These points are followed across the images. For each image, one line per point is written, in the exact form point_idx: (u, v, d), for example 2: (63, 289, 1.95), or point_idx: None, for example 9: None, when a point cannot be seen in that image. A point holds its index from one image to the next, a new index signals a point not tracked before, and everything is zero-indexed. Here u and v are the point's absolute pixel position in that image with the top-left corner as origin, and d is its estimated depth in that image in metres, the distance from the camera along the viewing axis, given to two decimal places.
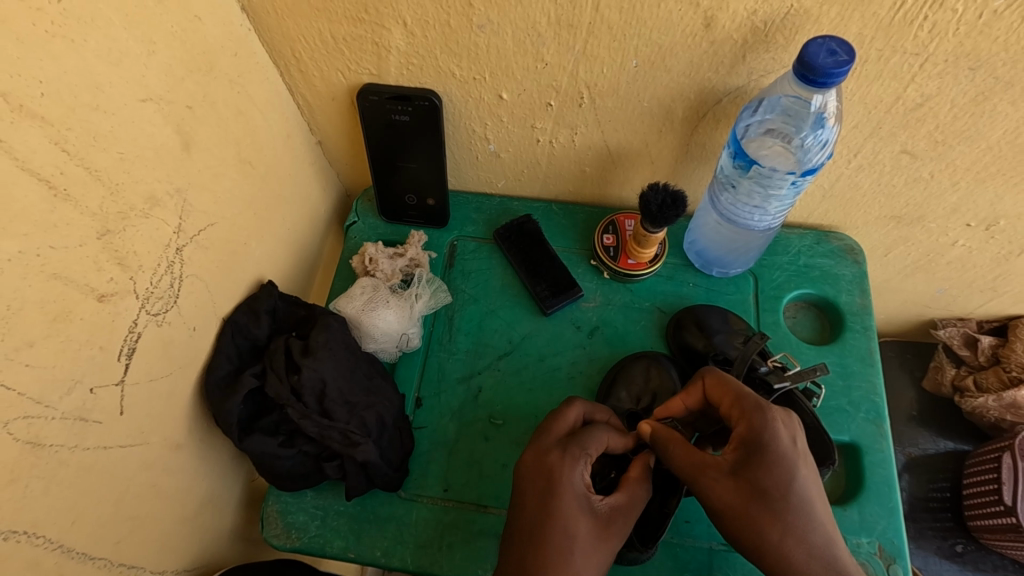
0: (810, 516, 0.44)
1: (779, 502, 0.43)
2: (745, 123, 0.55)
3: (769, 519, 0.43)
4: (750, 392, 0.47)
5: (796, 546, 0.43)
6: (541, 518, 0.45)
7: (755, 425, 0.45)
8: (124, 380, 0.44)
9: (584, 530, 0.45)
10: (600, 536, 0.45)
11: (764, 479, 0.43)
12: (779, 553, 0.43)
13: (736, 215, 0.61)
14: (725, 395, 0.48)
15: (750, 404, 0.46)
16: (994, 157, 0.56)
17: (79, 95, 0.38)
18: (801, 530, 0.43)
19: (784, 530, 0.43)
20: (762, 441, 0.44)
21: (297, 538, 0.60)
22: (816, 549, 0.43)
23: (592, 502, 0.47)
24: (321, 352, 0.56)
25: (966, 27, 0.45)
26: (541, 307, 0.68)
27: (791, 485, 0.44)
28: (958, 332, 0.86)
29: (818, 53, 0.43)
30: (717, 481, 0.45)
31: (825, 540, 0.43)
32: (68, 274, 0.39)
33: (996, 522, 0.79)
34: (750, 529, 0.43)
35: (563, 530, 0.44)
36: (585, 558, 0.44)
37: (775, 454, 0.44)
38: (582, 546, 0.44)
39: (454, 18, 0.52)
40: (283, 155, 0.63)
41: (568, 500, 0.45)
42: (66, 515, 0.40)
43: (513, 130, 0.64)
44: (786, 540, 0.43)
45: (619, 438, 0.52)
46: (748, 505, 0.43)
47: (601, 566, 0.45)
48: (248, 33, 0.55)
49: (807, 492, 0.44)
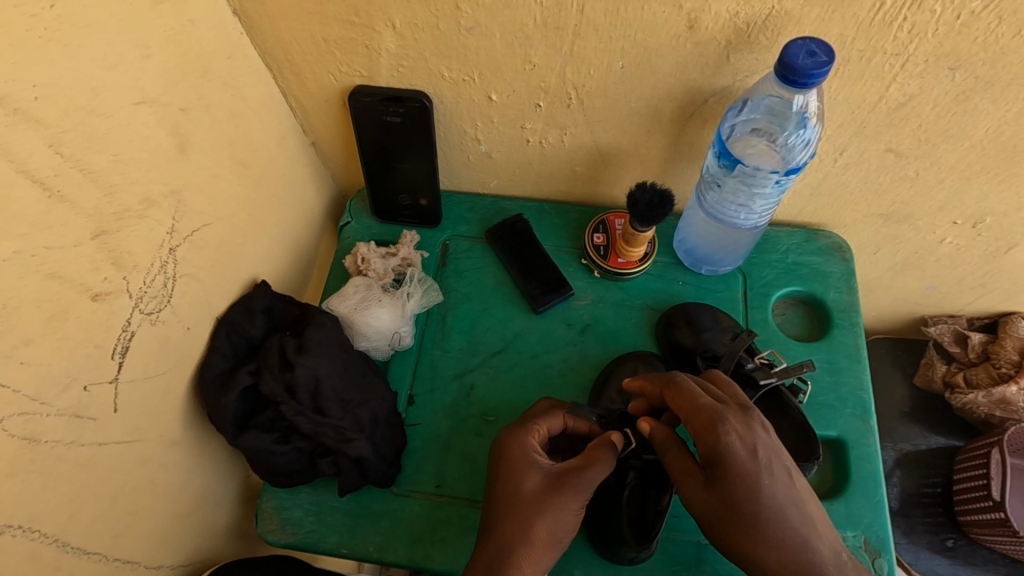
0: (780, 524, 0.44)
1: (750, 515, 0.44)
2: (730, 123, 0.56)
3: (742, 530, 0.44)
4: (706, 403, 0.46)
5: (772, 553, 0.44)
6: (493, 481, 0.51)
7: (712, 440, 0.45)
8: (118, 378, 0.45)
9: (532, 485, 0.50)
10: (550, 491, 0.49)
11: (731, 492, 0.44)
12: (757, 558, 0.45)
13: (723, 214, 0.62)
14: (685, 403, 0.48)
15: (704, 418, 0.46)
16: (978, 156, 0.57)
17: (74, 99, 0.39)
18: (778, 539, 0.44)
19: (758, 539, 0.44)
20: (722, 455, 0.45)
21: (292, 533, 0.60)
22: (791, 551, 0.44)
23: (544, 464, 0.51)
24: (315, 350, 0.56)
25: (945, 27, 0.46)
26: (533, 305, 0.69)
27: (761, 495, 0.44)
28: (949, 329, 0.87)
29: (797, 55, 0.44)
30: (695, 490, 0.47)
31: (804, 546, 0.44)
32: (64, 274, 0.40)
33: (986, 517, 0.80)
34: (728, 536, 0.45)
35: (509, 486, 0.50)
36: (532, 511, 0.48)
37: (737, 468, 0.44)
38: (529, 500, 0.49)
39: (444, 21, 0.53)
40: (278, 156, 0.64)
41: (513, 459, 0.51)
42: (62, 510, 0.41)
43: (504, 130, 0.65)
44: (761, 547, 0.44)
45: (583, 418, 0.56)
46: (723, 515, 0.45)
47: (554, 519, 0.48)
48: (241, 37, 0.55)
49: (775, 500, 0.44)
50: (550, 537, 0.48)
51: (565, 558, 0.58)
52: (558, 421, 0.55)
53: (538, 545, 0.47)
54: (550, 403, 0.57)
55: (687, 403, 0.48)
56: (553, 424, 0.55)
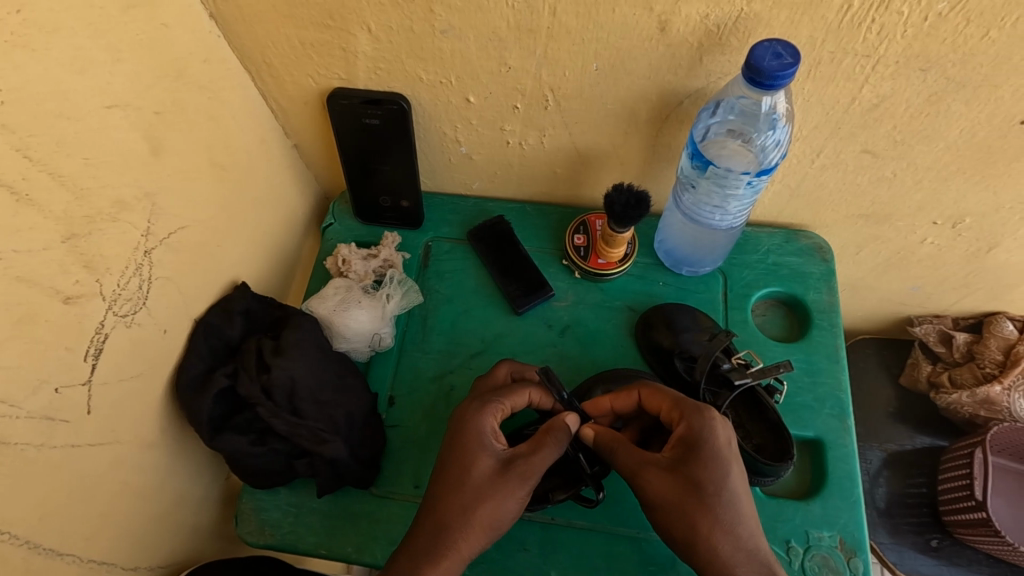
0: (739, 509, 0.47)
1: (713, 497, 0.47)
2: (704, 125, 0.57)
3: (701, 510, 0.47)
4: (682, 396, 0.53)
5: (725, 538, 0.47)
6: (442, 460, 0.52)
7: (694, 424, 0.50)
8: (92, 380, 0.45)
9: (482, 469, 0.50)
10: (498, 475, 0.50)
11: (696, 474, 0.48)
12: (714, 542, 0.47)
13: (699, 215, 0.63)
14: (665, 401, 0.53)
15: (690, 406, 0.51)
16: (953, 157, 0.57)
17: (42, 103, 0.39)
18: (730, 524, 0.47)
19: (715, 522, 0.47)
20: (697, 437, 0.49)
21: (271, 534, 0.61)
22: (745, 541, 0.47)
23: (497, 447, 0.52)
24: (292, 351, 0.57)
25: (913, 29, 0.46)
26: (513, 307, 0.69)
27: (723, 483, 0.48)
28: (934, 329, 0.87)
29: (763, 57, 0.45)
30: (656, 477, 0.49)
31: (751, 534, 0.47)
32: (34, 277, 0.40)
33: (969, 517, 0.80)
34: (676, 524, 0.48)
35: (458, 467, 0.50)
36: (477, 494, 0.49)
37: (711, 451, 0.49)
38: (476, 483, 0.49)
39: (418, 24, 0.53)
40: (257, 158, 0.64)
41: (469, 438, 0.51)
42: (33, 512, 0.41)
43: (483, 132, 0.65)
44: (716, 532, 0.47)
45: (547, 397, 0.57)
46: (685, 498, 0.48)
47: (497, 504, 0.49)
48: (218, 40, 0.56)
49: (738, 487, 0.48)
50: (489, 521, 0.49)
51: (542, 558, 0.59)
52: (522, 399, 0.56)
53: (477, 528, 0.48)
54: (510, 370, 0.58)
55: (664, 401, 0.54)
56: (517, 402, 0.55)
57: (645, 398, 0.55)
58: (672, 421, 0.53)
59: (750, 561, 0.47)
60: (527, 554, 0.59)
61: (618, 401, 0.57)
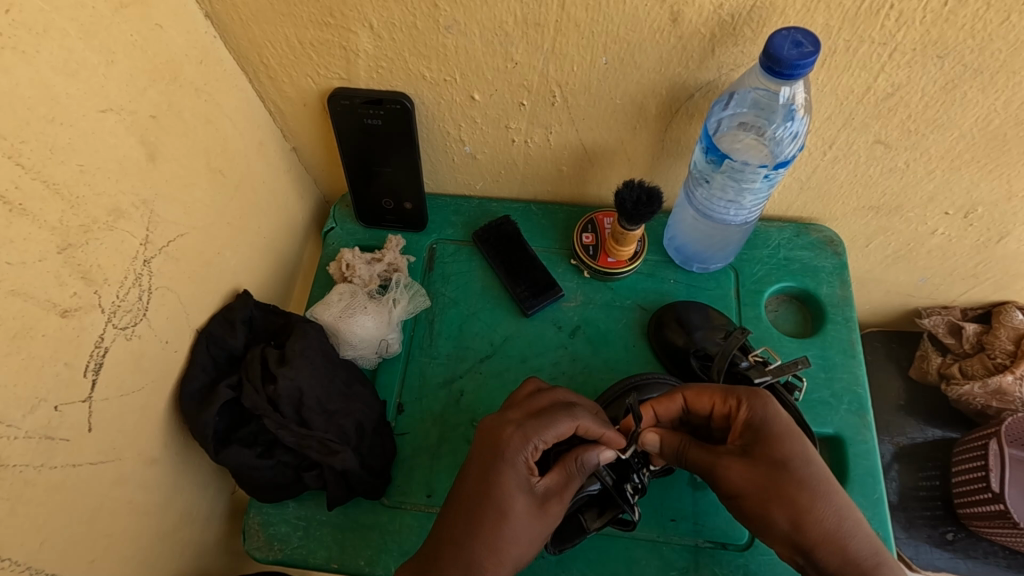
0: (829, 481, 0.47)
1: (801, 470, 0.47)
2: (717, 118, 0.56)
3: (796, 486, 0.46)
4: (728, 388, 0.51)
5: (824, 509, 0.46)
6: (479, 484, 0.48)
7: (755, 407, 0.49)
8: (91, 396, 0.43)
9: (516, 509, 0.47)
10: (535, 515, 0.48)
11: (775, 453, 0.47)
12: (815, 513, 0.46)
13: (711, 210, 0.62)
14: (712, 394, 0.51)
15: (743, 391, 0.51)
16: (967, 145, 0.56)
17: (34, 108, 0.37)
18: (826, 494, 0.47)
19: (812, 494, 0.46)
20: (762, 420, 0.49)
21: (279, 550, 0.59)
22: (842, 509, 0.47)
23: (532, 482, 0.49)
24: (297, 360, 0.55)
25: (931, 15, 0.45)
26: (522, 308, 0.68)
27: (804, 454, 0.48)
28: (943, 320, 0.86)
29: (782, 46, 0.43)
30: (732, 464, 0.48)
31: (847, 504, 0.47)
32: (29, 291, 0.38)
33: (985, 509, 0.79)
34: (774, 507, 0.46)
35: (497, 506, 0.47)
36: (513, 534, 0.47)
37: (779, 429, 0.48)
38: (516, 522, 0.47)
39: (421, 20, 0.51)
40: (256, 163, 0.62)
41: (511, 474, 0.48)
42: (33, 537, 0.39)
43: (488, 131, 0.63)
44: (815, 503, 0.46)
45: (596, 425, 0.52)
46: (773, 478, 0.47)
47: (528, 543, 0.48)
48: (213, 41, 0.54)
49: (818, 463, 0.48)
50: (517, 560, 0.47)
51: (559, 565, 0.57)
52: (565, 427, 0.50)
53: (508, 565, 0.47)
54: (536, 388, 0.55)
55: (712, 397, 0.51)
56: (560, 431, 0.50)
57: (691, 400, 0.52)
58: (724, 413, 0.51)
59: (856, 532, 0.47)
60: (545, 561, 0.58)
61: (660, 408, 0.53)
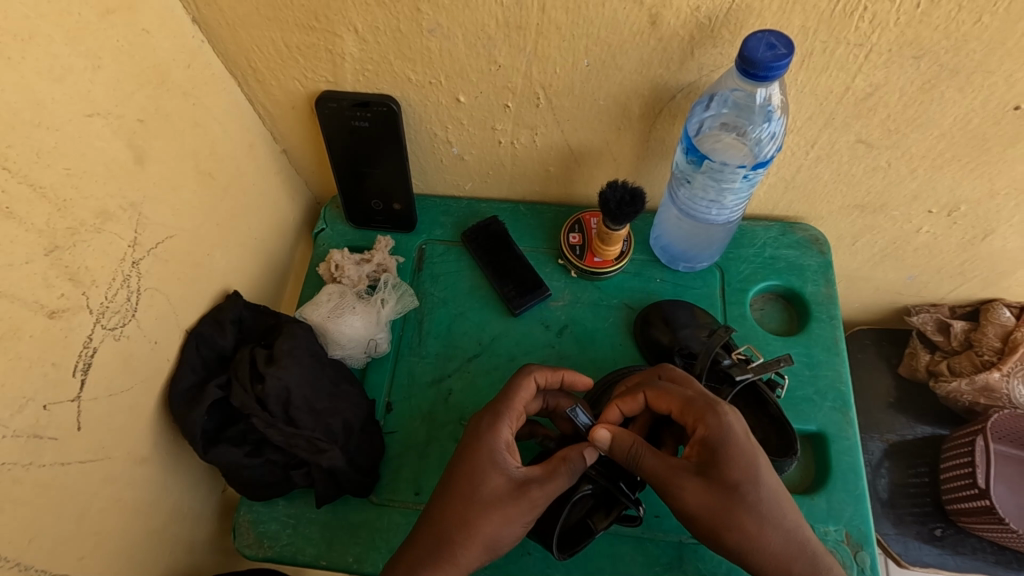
0: (779, 505, 0.47)
1: (751, 494, 0.47)
2: (699, 119, 0.56)
3: (745, 511, 0.46)
4: (689, 400, 0.50)
5: (772, 534, 0.47)
6: (455, 467, 0.50)
7: (713, 425, 0.48)
8: (81, 396, 0.44)
9: (492, 486, 0.49)
10: (511, 496, 0.48)
11: (728, 476, 0.47)
12: (760, 538, 0.46)
13: (694, 210, 0.62)
14: (672, 404, 0.51)
15: (700, 405, 0.50)
16: (947, 144, 0.57)
17: (20, 113, 0.38)
18: (776, 519, 0.47)
19: (761, 520, 0.46)
20: (720, 440, 0.47)
21: (269, 547, 0.60)
22: (789, 531, 0.47)
23: (512, 466, 0.50)
24: (285, 360, 0.56)
25: (906, 16, 0.46)
26: (509, 308, 0.69)
27: (757, 475, 0.47)
28: (931, 318, 0.86)
29: (756, 48, 0.44)
30: (685, 485, 0.47)
31: (797, 524, 0.48)
32: (16, 293, 0.39)
33: (972, 505, 0.80)
34: (721, 533, 0.46)
35: (471, 483, 0.49)
36: (485, 512, 0.48)
37: (737, 449, 0.47)
38: (489, 500, 0.48)
39: (404, 24, 0.52)
40: (245, 165, 0.63)
41: (486, 454, 0.50)
42: (22, 534, 0.40)
43: (474, 132, 0.64)
44: (762, 529, 0.46)
45: (552, 373, 0.55)
46: (722, 504, 0.46)
47: (502, 524, 0.48)
48: (201, 45, 0.55)
49: (771, 485, 0.47)
50: (489, 543, 0.48)
51: (545, 561, 0.58)
52: (528, 391, 0.53)
53: (478, 546, 0.47)
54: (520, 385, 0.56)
55: (670, 405, 0.51)
56: (526, 398, 0.53)
57: (652, 401, 0.53)
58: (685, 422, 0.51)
59: (801, 554, 0.47)
60: (531, 558, 0.58)
61: (626, 407, 0.55)
